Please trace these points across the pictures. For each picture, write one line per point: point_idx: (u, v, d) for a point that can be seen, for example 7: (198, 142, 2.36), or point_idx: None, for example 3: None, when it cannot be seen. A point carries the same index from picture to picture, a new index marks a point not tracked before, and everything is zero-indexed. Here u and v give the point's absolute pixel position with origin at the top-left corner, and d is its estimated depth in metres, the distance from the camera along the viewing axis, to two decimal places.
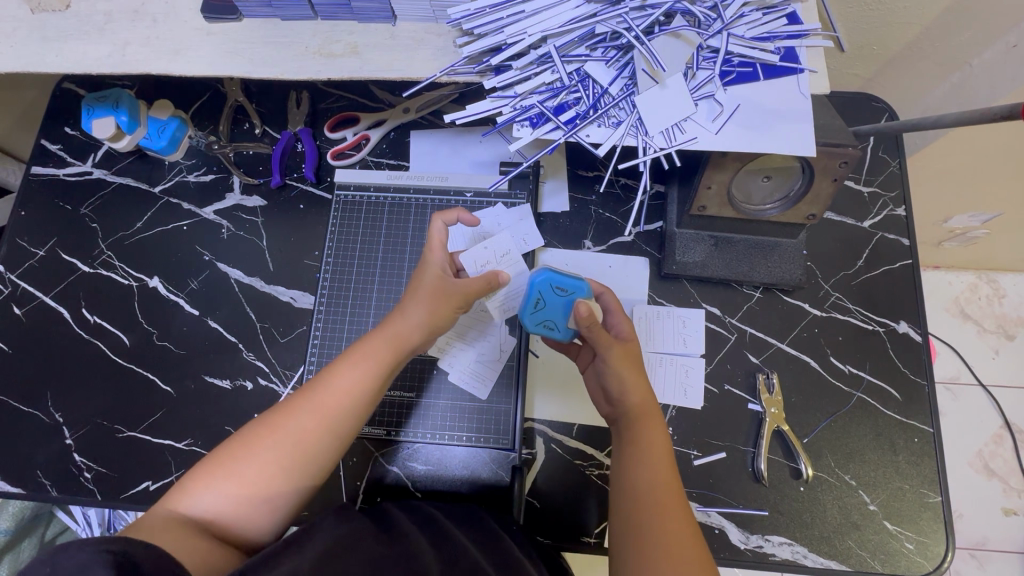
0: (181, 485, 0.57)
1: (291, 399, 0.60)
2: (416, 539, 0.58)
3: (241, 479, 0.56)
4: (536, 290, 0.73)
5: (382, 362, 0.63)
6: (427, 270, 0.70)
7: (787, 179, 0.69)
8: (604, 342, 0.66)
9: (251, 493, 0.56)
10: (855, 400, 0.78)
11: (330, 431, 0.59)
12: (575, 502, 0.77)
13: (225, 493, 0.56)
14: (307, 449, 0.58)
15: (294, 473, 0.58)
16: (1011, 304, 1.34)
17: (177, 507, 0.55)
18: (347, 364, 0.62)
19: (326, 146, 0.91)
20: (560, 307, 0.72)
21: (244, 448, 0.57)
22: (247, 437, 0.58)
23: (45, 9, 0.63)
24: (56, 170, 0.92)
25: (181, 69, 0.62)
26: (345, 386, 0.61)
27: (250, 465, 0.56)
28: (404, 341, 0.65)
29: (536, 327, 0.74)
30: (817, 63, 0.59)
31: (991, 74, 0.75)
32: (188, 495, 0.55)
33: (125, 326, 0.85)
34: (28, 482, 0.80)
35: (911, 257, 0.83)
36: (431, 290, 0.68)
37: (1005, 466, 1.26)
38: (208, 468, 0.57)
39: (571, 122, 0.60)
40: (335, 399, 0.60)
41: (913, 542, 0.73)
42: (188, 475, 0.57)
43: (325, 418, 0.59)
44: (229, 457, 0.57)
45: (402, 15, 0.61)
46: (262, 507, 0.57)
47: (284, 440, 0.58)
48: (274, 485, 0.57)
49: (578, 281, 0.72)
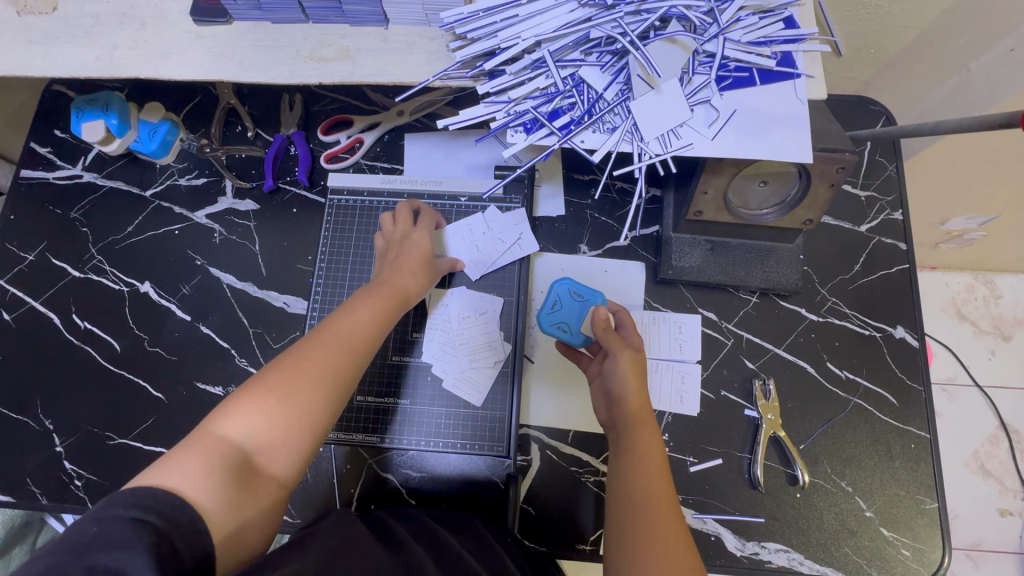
0: (202, 429, 0.52)
1: (314, 336, 0.59)
2: (412, 547, 0.58)
3: (283, 409, 0.53)
4: (555, 292, 0.80)
5: (390, 307, 0.66)
6: (413, 245, 0.75)
7: (784, 184, 0.69)
8: (619, 347, 0.68)
9: (285, 428, 0.53)
10: (852, 406, 0.78)
11: (357, 363, 0.59)
12: (570, 509, 0.76)
13: (256, 426, 0.52)
14: (340, 379, 0.57)
15: (329, 404, 0.55)
16: (1007, 305, 1.34)
17: (200, 447, 0.50)
18: (361, 305, 0.64)
19: (320, 149, 0.90)
20: (574, 310, 0.79)
21: (272, 380, 0.54)
22: (273, 372, 0.55)
23: (31, 11, 0.61)
24: (46, 174, 0.91)
25: (170, 73, 0.60)
26: (364, 323, 0.62)
27: (284, 397, 0.53)
28: (405, 295, 0.69)
29: (550, 326, 0.79)
30: (813, 68, 0.58)
31: (988, 77, 0.75)
32: (211, 438, 0.51)
33: (116, 332, 0.84)
34: (18, 490, 0.79)
35: (908, 261, 0.83)
36: (418, 260, 0.74)
37: (1002, 467, 1.26)
38: (235, 405, 0.53)
39: (566, 127, 0.59)
40: (359, 335, 0.61)
41: (910, 549, 0.73)
42: (215, 412, 0.53)
43: (352, 350, 0.59)
44: (256, 391, 0.53)
45: (394, 19, 0.60)
46: (298, 438, 0.53)
47: (321, 371, 0.56)
48: (310, 416, 0.54)
49: (596, 291, 0.80)
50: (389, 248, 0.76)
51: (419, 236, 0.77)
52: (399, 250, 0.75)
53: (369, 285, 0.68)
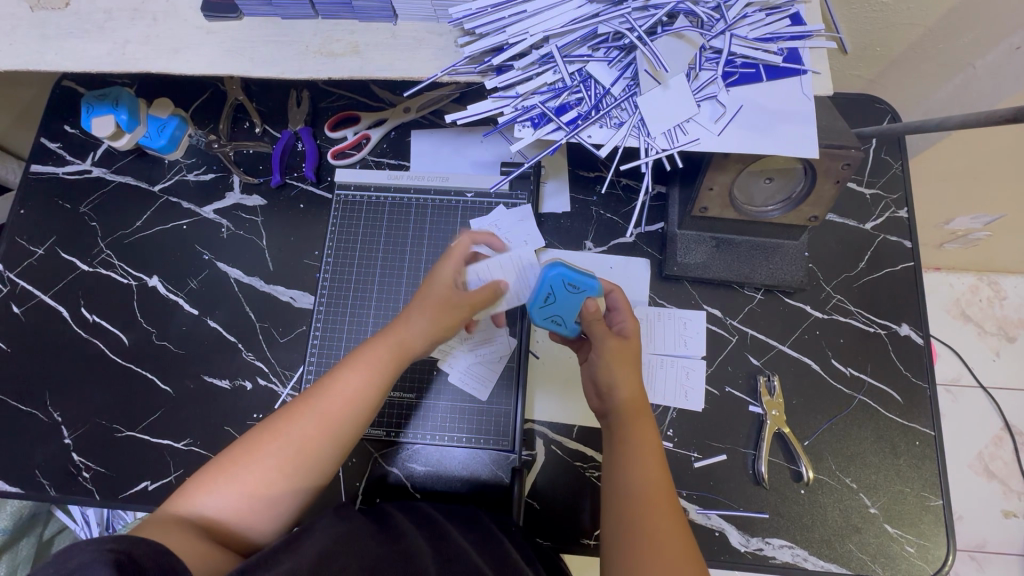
0: (179, 495, 0.56)
1: (295, 405, 0.59)
2: (414, 538, 0.58)
3: (246, 483, 0.55)
4: (547, 284, 0.72)
5: (383, 367, 0.62)
6: (432, 283, 0.70)
7: (790, 181, 0.69)
8: (602, 336, 0.67)
9: (252, 500, 0.55)
10: (856, 403, 0.78)
11: (331, 436, 0.58)
12: (574, 503, 0.76)
13: (221, 500, 0.55)
14: (311, 454, 0.57)
15: (296, 477, 0.57)
16: (1012, 306, 1.34)
17: (178, 510, 0.54)
18: (350, 368, 0.62)
19: (326, 145, 0.91)
20: (569, 304, 0.72)
21: (243, 454, 0.56)
22: (249, 442, 0.57)
23: (45, 6, 0.62)
24: (55, 168, 0.92)
25: (180, 67, 0.61)
26: (349, 389, 0.60)
27: (253, 471, 0.56)
28: (409, 348, 0.65)
29: (542, 320, 0.73)
30: (820, 64, 0.58)
31: (994, 75, 0.75)
32: (184, 505, 0.54)
33: (123, 325, 0.85)
34: (26, 481, 0.80)
35: (913, 259, 0.83)
36: (437, 299, 0.68)
37: (1006, 468, 1.26)
38: (211, 471, 0.56)
39: (573, 122, 0.59)
40: (338, 405, 0.59)
41: (914, 545, 0.73)
42: (191, 481, 0.56)
43: (326, 424, 0.58)
44: (233, 457, 0.56)
45: (402, 14, 0.61)
46: (262, 511, 0.56)
47: (287, 446, 0.57)
48: (269, 492, 0.56)
49: (591, 279, 0.71)
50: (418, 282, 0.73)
51: (444, 271, 0.71)
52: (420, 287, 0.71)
53: (373, 337, 0.66)
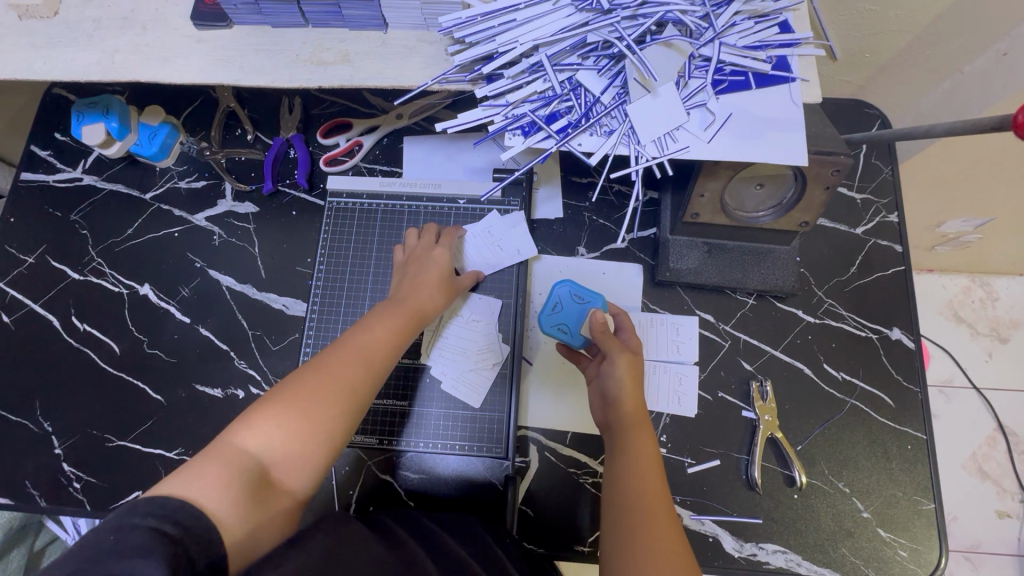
0: (227, 435, 0.53)
1: (337, 351, 0.61)
2: (410, 544, 0.58)
3: (305, 419, 0.54)
4: (556, 293, 0.79)
5: (407, 326, 0.67)
6: (429, 266, 0.75)
7: (779, 187, 0.69)
8: (616, 350, 0.68)
9: (310, 434, 0.54)
10: (848, 407, 0.78)
11: (375, 380, 0.61)
12: (568, 510, 0.76)
13: (279, 436, 0.53)
14: (355, 398, 0.58)
15: (351, 416, 0.57)
16: (1004, 307, 1.35)
17: (226, 451, 0.51)
18: (379, 325, 0.65)
19: (319, 152, 0.91)
20: (575, 313, 0.78)
21: (296, 392, 0.56)
22: (300, 381, 0.57)
23: (33, 15, 0.62)
24: (46, 176, 0.91)
25: (171, 76, 0.61)
26: (378, 343, 0.63)
27: (313, 405, 0.55)
28: (423, 313, 0.70)
29: (549, 327, 0.78)
30: (808, 72, 0.59)
31: (981, 81, 0.76)
32: (238, 444, 0.52)
33: (115, 334, 0.85)
34: (16, 492, 0.79)
35: (904, 263, 0.83)
36: (437, 278, 0.74)
37: (999, 468, 1.26)
38: (248, 422, 0.53)
39: (563, 131, 0.59)
40: (377, 352, 0.62)
41: (907, 549, 0.73)
42: (239, 421, 0.54)
43: (372, 368, 0.61)
44: (272, 408, 0.55)
45: (393, 23, 0.61)
46: (319, 449, 0.55)
47: (342, 384, 0.58)
48: (328, 429, 0.55)
49: (596, 294, 0.79)
50: (410, 265, 0.76)
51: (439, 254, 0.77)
52: (417, 269, 0.75)
53: (388, 302, 0.70)
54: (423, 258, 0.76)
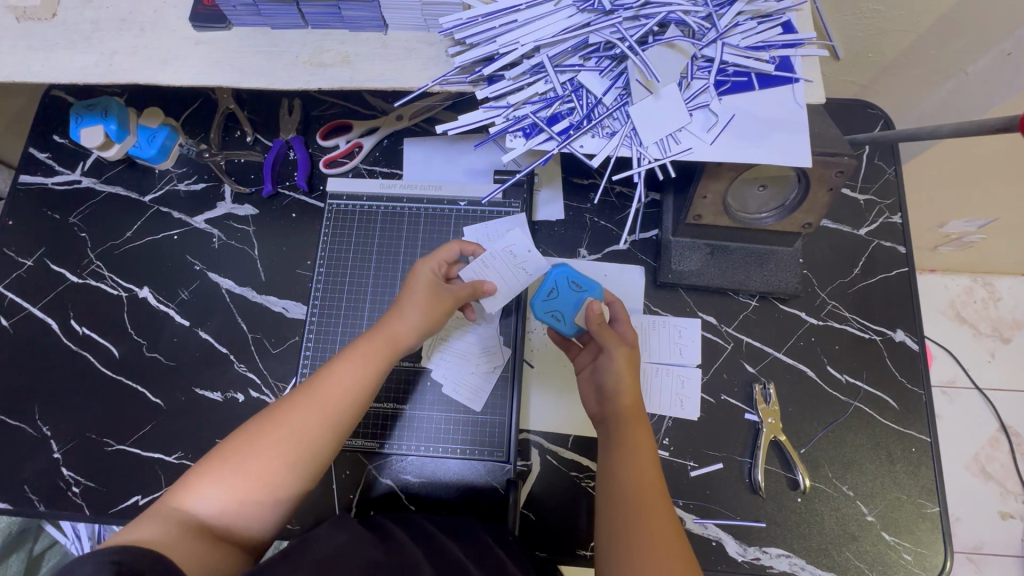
0: (176, 489, 0.55)
1: (291, 397, 0.58)
2: (411, 549, 0.58)
3: (244, 477, 0.54)
4: (553, 279, 0.75)
5: (377, 361, 0.62)
6: (411, 282, 0.69)
7: (783, 188, 0.69)
8: (614, 344, 0.66)
9: (251, 491, 0.54)
10: (852, 410, 0.78)
11: (329, 427, 0.58)
12: (570, 513, 0.76)
13: (220, 494, 0.54)
14: (309, 446, 0.56)
15: (298, 468, 0.56)
16: (1006, 307, 1.34)
17: (169, 509, 0.53)
18: (344, 362, 0.61)
19: (319, 154, 0.90)
20: (572, 301, 0.74)
21: (240, 447, 0.55)
22: (247, 434, 0.56)
23: (31, 17, 0.61)
24: (44, 178, 0.91)
25: (169, 78, 0.61)
26: (343, 381, 0.59)
27: (254, 461, 0.55)
28: (400, 342, 0.64)
29: (543, 314, 0.74)
30: (812, 72, 0.58)
31: (985, 81, 0.75)
32: (184, 499, 0.54)
33: (114, 337, 0.84)
34: (14, 497, 0.79)
35: (908, 265, 0.83)
36: (422, 297, 0.67)
37: (1002, 469, 1.26)
38: (204, 469, 0.55)
39: (565, 132, 0.59)
40: (333, 397, 0.59)
41: (911, 553, 0.73)
42: (188, 474, 0.55)
43: (324, 416, 0.58)
44: (219, 461, 0.55)
45: (393, 24, 0.60)
46: (262, 504, 0.55)
47: (287, 436, 0.56)
48: (269, 485, 0.55)
49: (593, 283, 0.75)
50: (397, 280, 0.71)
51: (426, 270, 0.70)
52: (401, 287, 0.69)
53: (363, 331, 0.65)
54: (408, 275, 0.70)
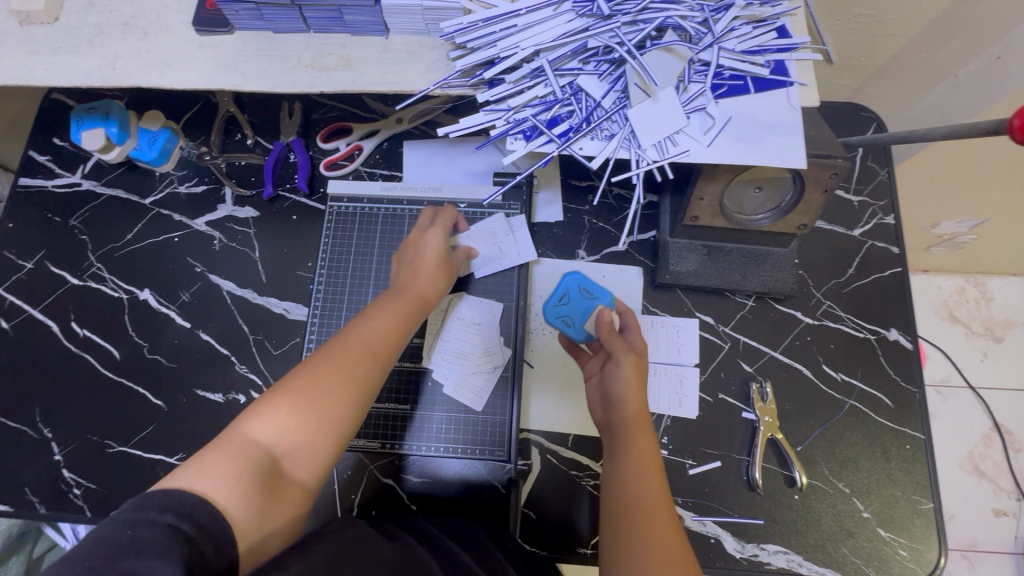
0: (234, 428, 0.52)
1: (341, 339, 0.60)
2: (416, 548, 0.58)
3: (311, 411, 0.54)
4: (565, 286, 0.84)
5: (410, 314, 0.66)
6: (425, 248, 0.74)
7: (778, 190, 0.70)
8: (621, 351, 0.68)
9: (317, 425, 0.54)
10: (847, 408, 0.79)
11: (381, 367, 0.60)
12: (570, 512, 0.77)
13: (287, 429, 0.52)
14: (368, 382, 0.58)
15: (358, 404, 0.57)
16: (998, 307, 1.36)
17: (232, 445, 0.50)
18: (384, 312, 0.64)
19: (319, 157, 0.91)
20: (581, 308, 0.82)
21: (303, 382, 0.55)
22: (305, 373, 0.56)
23: (34, 21, 0.62)
24: (44, 181, 0.91)
25: (173, 81, 0.61)
26: (388, 328, 0.63)
27: (319, 395, 0.54)
28: (425, 300, 0.69)
29: (553, 318, 0.83)
30: (806, 76, 0.60)
31: (976, 84, 0.77)
32: (247, 436, 0.51)
33: (114, 339, 0.85)
34: (15, 500, 0.79)
35: (901, 265, 0.84)
36: (436, 262, 0.73)
37: (995, 467, 1.27)
38: (265, 405, 0.53)
39: (565, 135, 0.59)
40: (383, 340, 0.61)
41: (907, 549, 0.74)
42: (244, 414, 0.53)
43: (377, 356, 0.60)
44: (281, 397, 0.54)
45: (395, 29, 0.61)
46: (326, 441, 0.54)
47: (347, 373, 0.57)
48: (334, 420, 0.54)
49: (606, 291, 0.83)
50: (406, 249, 0.76)
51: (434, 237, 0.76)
52: (415, 254, 0.74)
53: (388, 291, 0.69)
54: (417, 242, 0.75)
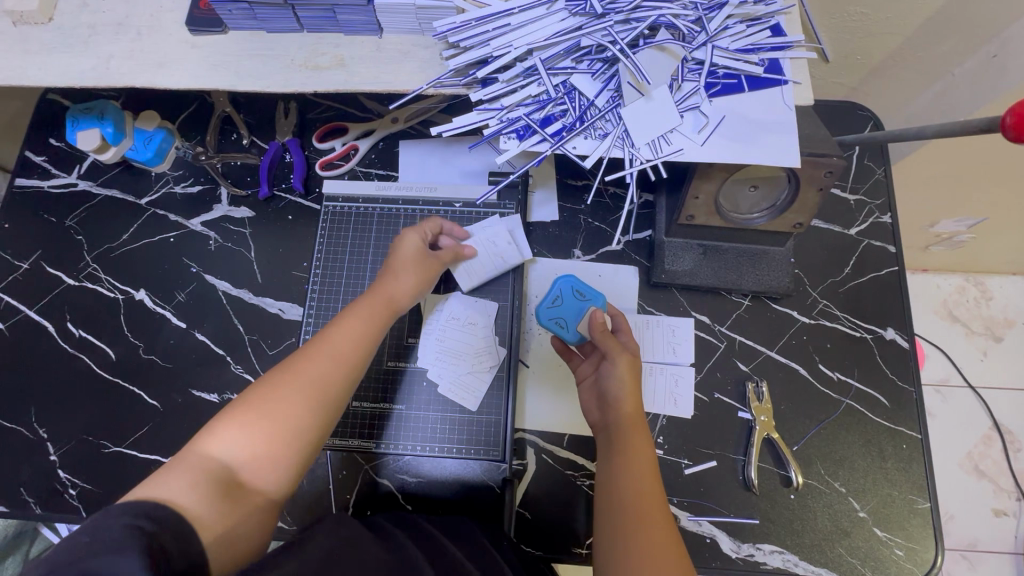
0: (197, 440, 0.54)
1: (306, 349, 0.60)
2: (410, 547, 0.58)
3: (270, 421, 0.54)
4: (558, 287, 0.80)
5: (379, 317, 0.66)
6: (400, 248, 0.73)
7: (774, 188, 0.70)
8: (615, 349, 0.68)
9: (278, 433, 0.54)
10: (844, 407, 0.79)
11: (346, 371, 0.60)
12: (565, 512, 0.76)
13: (247, 440, 0.53)
14: (330, 388, 0.58)
15: (321, 411, 0.57)
16: (998, 306, 1.36)
17: (193, 457, 0.52)
18: (351, 317, 0.64)
19: (315, 156, 0.91)
20: (574, 310, 0.79)
21: (263, 393, 0.56)
22: (268, 384, 0.57)
23: (27, 21, 0.62)
24: (40, 182, 0.91)
25: (167, 81, 0.61)
26: (354, 334, 0.62)
27: (279, 404, 0.55)
28: (397, 302, 0.69)
29: (548, 320, 0.79)
30: (800, 74, 0.59)
31: (972, 82, 0.76)
32: (208, 447, 0.53)
33: (110, 339, 0.85)
34: (11, 500, 0.79)
35: (898, 263, 0.84)
36: (413, 261, 0.72)
37: (995, 467, 1.27)
38: (226, 417, 0.54)
39: (558, 134, 0.59)
40: (347, 346, 0.61)
41: (903, 548, 0.74)
42: (207, 426, 0.54)
43: (342, 362, 0.60)
44: (240, 410, 0.55)
45: (388, 28, 0.61)
46: (289, 448, 0.55)
47: (308, 381, 0.57)
48: (295, 429, 0.55)
49: (597, 293, 0.80)
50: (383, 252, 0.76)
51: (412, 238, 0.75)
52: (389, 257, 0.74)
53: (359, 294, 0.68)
54: (394, 244, 0.74)
